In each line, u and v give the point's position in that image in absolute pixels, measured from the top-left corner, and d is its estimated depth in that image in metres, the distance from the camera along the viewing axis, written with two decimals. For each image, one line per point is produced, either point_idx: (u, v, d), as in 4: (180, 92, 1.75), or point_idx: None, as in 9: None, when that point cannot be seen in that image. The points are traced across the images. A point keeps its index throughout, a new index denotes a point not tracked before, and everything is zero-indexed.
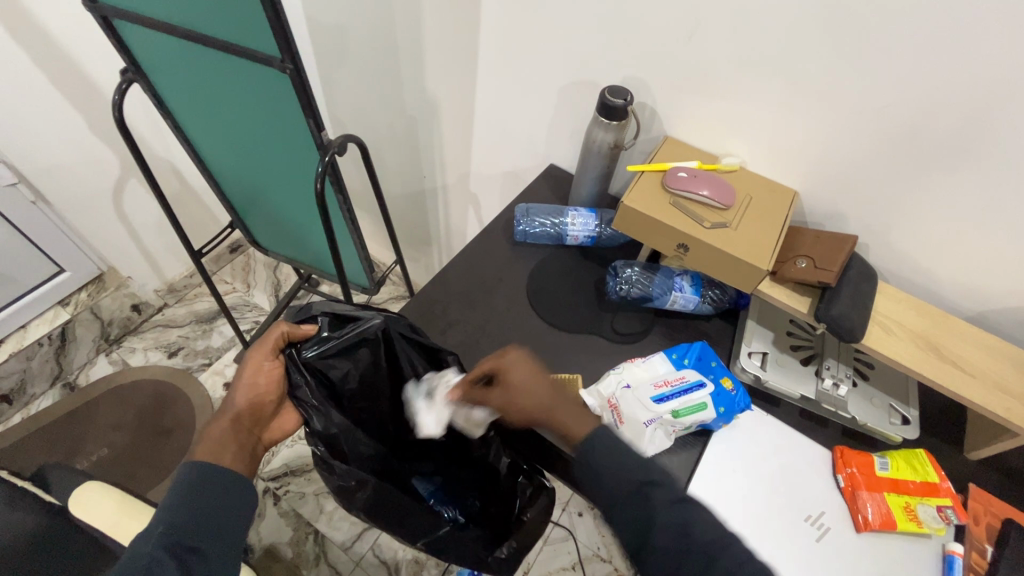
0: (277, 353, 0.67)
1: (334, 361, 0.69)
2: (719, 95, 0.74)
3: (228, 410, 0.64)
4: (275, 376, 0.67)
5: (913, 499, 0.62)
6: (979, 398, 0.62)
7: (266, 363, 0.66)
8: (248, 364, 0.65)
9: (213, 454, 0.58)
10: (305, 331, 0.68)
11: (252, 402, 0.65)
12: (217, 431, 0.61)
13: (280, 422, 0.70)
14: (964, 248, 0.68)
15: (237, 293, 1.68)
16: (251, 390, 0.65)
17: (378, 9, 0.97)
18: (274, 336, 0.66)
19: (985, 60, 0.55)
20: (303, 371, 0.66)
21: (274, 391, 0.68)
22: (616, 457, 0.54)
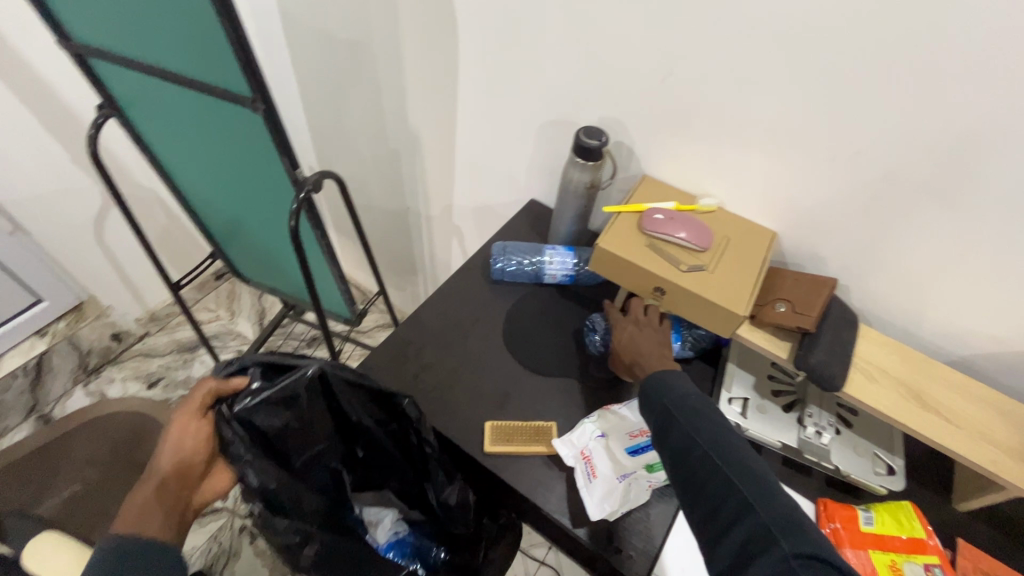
0: (204, 410, 0.65)
1: (270, 415, 0.65)
2: (696, 136, 0.73)
3: (154, 474, 0.63)
4: (204, 434, 0.66)
5: (899, 556, 0.59)
6: (963, 449, 0.61)
7: (192, 423, 0.64)
8: (174, 424, 0.64)
9: (135, 524, 0.57)
10: (235, 386, 0.65)
11: (179, 464, 0.64)
12: (141, 498, 0.60)
13: (212, 482, 0.68)
14: (944, 291, 0.67)
15: (220, 321, 1.65)
16: (177, 452, 0.64)
17: (359, 45, 0.97)
18: (200, 395, 0.64)
19: (957, 106, 0.55)
20: (234, 426, 0.63)
21: (203, 450, 0.66)
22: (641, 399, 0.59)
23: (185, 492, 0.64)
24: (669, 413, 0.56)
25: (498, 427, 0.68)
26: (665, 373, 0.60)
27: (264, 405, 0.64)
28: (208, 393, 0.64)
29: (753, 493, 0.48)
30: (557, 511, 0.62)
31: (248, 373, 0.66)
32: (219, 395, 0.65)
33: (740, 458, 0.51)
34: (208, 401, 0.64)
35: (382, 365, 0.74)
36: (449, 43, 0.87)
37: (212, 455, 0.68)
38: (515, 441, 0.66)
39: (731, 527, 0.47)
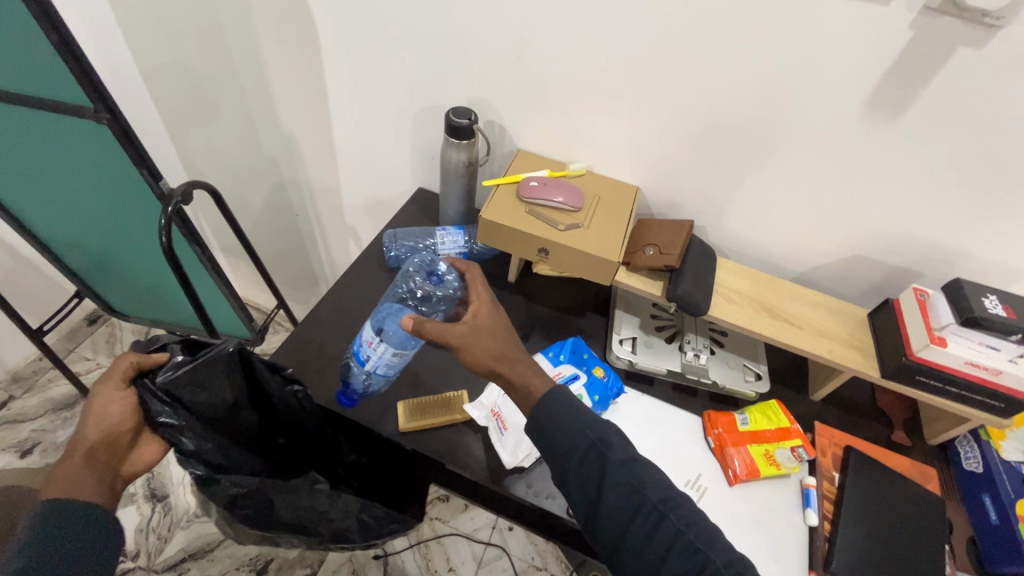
0: (129, 380, 0.60)
1: (191, 390, 0.61)
2: (557, 107, 0.80)
3: (78, 447, 0.57)
4: (131, 404, 0.60)
5: (771, 445, 0.69)
6: (807, 345, 0.72)
7: (116, 393, 0.59)
8: (95, 395, 0.58)
9: (70, 489, 0.54)
10: (156, 359, 0.60)
11: (107, 432, 0.59)
12: (66, 469, 0.56)
13: (142, 452, 0.62)
14: (776, 218, 0.79)
15: (102, 369, 1.49)
16: (103, 423, 0.58)
17: (215, 49, 0.93)
18: (122, 367, 0.59)
19: (756, 58, 0.65)
20: (160, 397, 0.59)
21: (132, 418, 0.61)
22: (558, 427, 0.54)
23: (115, 462, 0.59)
24: (597, 446, 0.52)
25: (410, 404, 0.69)
26: (565, 391, 0.56)
27: (187, 379, 0.60)
28: (131, 366, 0.59)
29: (680, 519, 0.50)
30: (477, 471, 0.65)
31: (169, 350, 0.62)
32: (142, 368, 0.60)
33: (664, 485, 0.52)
34: (130, 374, 0.59)
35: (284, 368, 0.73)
36: (310, 39, 0.87)
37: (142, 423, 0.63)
38: (429, 415, 0.68)
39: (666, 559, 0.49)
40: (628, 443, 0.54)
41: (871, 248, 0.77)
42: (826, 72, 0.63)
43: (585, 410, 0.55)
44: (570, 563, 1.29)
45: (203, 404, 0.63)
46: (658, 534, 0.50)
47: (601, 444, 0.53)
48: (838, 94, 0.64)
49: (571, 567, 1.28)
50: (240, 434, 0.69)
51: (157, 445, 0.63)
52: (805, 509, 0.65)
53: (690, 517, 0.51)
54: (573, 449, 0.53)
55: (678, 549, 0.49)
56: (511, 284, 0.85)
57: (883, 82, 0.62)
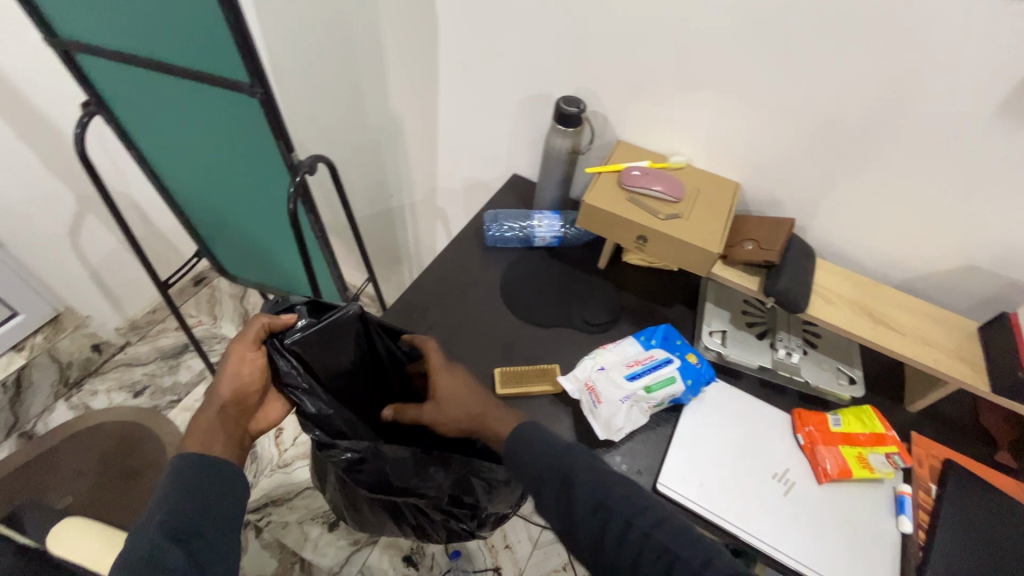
0: (258, 343, 0.67)
1: (313, 351, 0.71)
2: (663, 100, 0.82)
3: (214, 400, 0.64)
4: (260, 365, 0.67)
5: (864, 449, 0.68)
6: (910, 353, 0.71)
7: (249, 353, 0.66)
8: (229, 356, 0.65)
9: (202, 446, 0.61)
10: (285, 321, 0.68)
11: (238, 391, 0.66)
12: (204, 423, 0.63)
13: (267, 411, 0.71)
14: (884, 222, 0.78)
15: (205, 325, 1.65)
16: (236, 381, 0.65)
17: (340, 36, 1.02)
18: (254, 330, 0.66)
19: (882, 58, 0.65)
20: (288, 358, 0.68)
21: (258, 379, 0.67)
22: (531, 457, 0.58)
23: (243, 418, 0.67)
24: (562, 472, 0.56)
25: (506, 372, 0.74)
26: (533, 425, 0.61)
27: (311, 342, 0.70)
28: (262, 329, 0.66)
29: (666, 537, 0.52)
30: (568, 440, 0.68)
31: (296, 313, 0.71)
32: (270, 331, 0.68)
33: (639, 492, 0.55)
34: (260, 336, 0.67)
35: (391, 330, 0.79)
36: (429, 29, 0.93)
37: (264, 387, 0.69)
38: (523, 383, 0.72)
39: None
40: (593, 459, 0.57)
41: (989, 259, 0.74)
42: (961, 72, 0.62)
43: (549, 438, 0.59)
44: None
45: (321, 365, 0.73)
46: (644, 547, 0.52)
47: (567, 466, 0.56)
48: (971, 96, 0.63)
49: None
50: (351, 398, 0.78)
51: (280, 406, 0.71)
52: (899, 517, 0.64)
53: (659, 518, 0.53)
54: (540, 479, 0.57)
55: (649, 554, 0.51)
56: (601, 270, 0.88)
57: (1022, 85, 0.60)
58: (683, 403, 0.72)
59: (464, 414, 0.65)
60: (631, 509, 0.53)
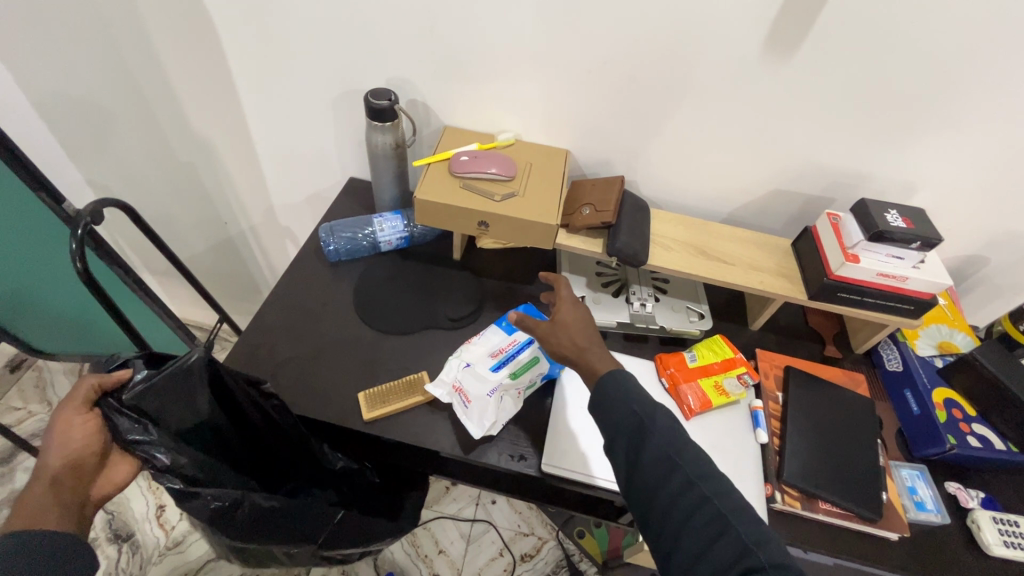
0: (90, 405, 0.58)
1: (163, 403, 0.59)
2: (477, 78, 0.79)
3: (42, 475, 0.56)
4: (95, 429, 0.59)
5: (720, 376, 0.74)
6: (741, 280, 0.77)
7: (78, 419, 0.57)
8: (56, 422, 0.56)
9: (35, 520, 0.52)
10: (119, 377, 0.58)
11: (72, 461, 0.57)
12: (30, 502, 0.54)
13: (110, 474, 0.61)
14: (700, 164, 0.83)
15: (36, 417, 1.39)
16: (66, 451, 0.57)
17: (103, 54, 0.86)
18: (83, 393, 0.56)
19: (660, 11, 0.67)
20: (130, 415, 0.57)
21: (95, 444, 0.59)
22: (608, 408, 0.56)
23: (82, 487, 0.58)
24: (642, 421, 0.54)
25: (372, 393, 0.69)
26: (623, 369, 0.59)
27: (157, 397, 0.58)
28: (92, 388, 0.57)
29: (727, 508, 0.50)
30: (448, 446, 0.66)
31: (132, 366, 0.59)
32: (104, 390, 0.57)
33: (711, 469, 0.52)
34: (92, 397, 0.57)
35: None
36: (207, 33, 0.81)
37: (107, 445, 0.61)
38: (391, 400, 0.68)
39: (714, 543, 0.49)
40: (676, 424, 0.55)
41: (787, 181, 0.82)
42: (726, 17, 0.66)
43: (640, 391, 0.57)
44: (556, 523, 1.33)
45: (172, 417, 0.61)
46: (698, 513, 0.50)
47: (649, 422, 0.54)
48: (740, 38, 0.68)
49: (557, 527, 1.33)
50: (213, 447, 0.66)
51: (127, 465, 0.62)
52: (756, 430, 0.71)
53: (723, 487, 0.51)
54: (618, 430, 0.55)
55: (703, 513, 0.50)
56: (458, 261, 0.86)
57: (777, 22, 0.65)
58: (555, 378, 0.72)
59: (579, 339, 0.62)
60: (701, 471, 0.52)
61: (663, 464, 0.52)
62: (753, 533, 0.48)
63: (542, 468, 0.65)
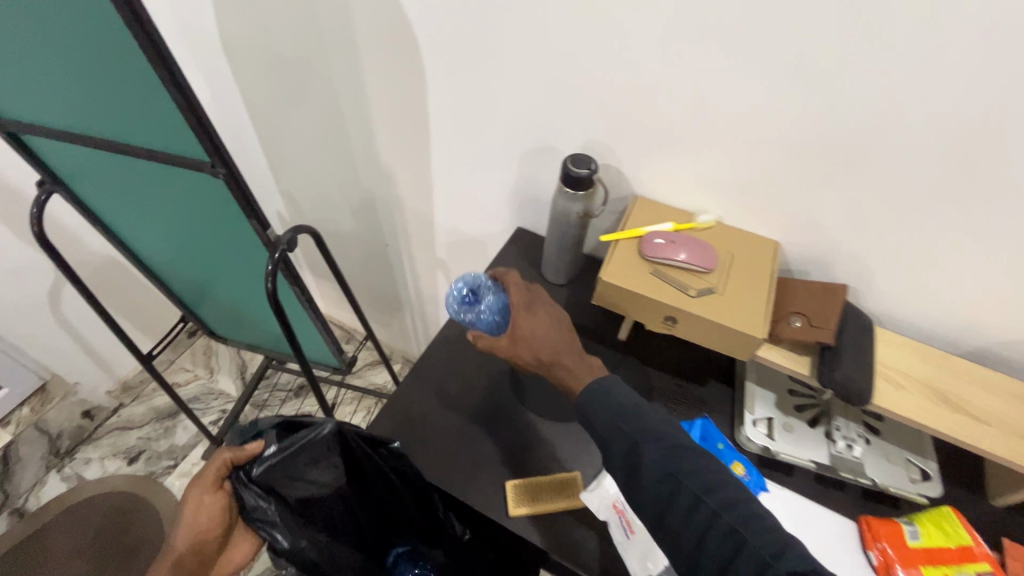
0: (219, 483, 0.57)
1: (286, 476, 0.60)
2: (686, 152, 0.71)
3: (167, 555, 0.55)
4: (218, 509, 0.57)
5: (952, 569, 0.57)
6: (1001, 448, 0.59)
7: (207, 497, 0.57)
8: (187, 501, 0.56)
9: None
10: (250, 452, 0.58)
11: (196, 542, 0.56)
12: None
13: (230, 555, 0.58)
14: (952, 285, 0.66)
15: (200, 381, 1.57)
16: (193, 532, 0.55)
17: (318, 86, 0.92)
18: (214, 470, 0.56)
19: (964, 105, 0.53)
20: (257, 491, 0.57)
21: (217, 525, 0.57)
22: (606, 421, 0.53)
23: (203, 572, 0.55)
24: (636, 441, 0.51)
25: (521, 485, 0.64)
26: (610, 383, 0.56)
27: (282, 468, 0.59)
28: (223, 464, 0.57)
29: (754, 536, 0.46)
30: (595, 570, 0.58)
31: (263, 438, 0.60)
32: (234, 465, 0.58)
33: (717, 481, 0.49)
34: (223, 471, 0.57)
35: (387, 436, 0.68)
36: (416, 77, 0.82)
37: (229, 528, 0.59)
38: (541, 499, 0.62)
39: (729, 555, 0.46)
40: (675, 431, 0.52)
41: None
42: None
43: (631, 400, 0.54)
44: None
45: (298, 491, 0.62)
46: (713, 532, 0.47)
47: (642, 441, 0.51)
48: None
49: None
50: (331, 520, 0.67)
51: (247, 546, 0.59)
52: None
53: (731, 497, 0.48)
54: (614, 454, 0.52)
55: (715, 534, 0.47)
56: (622, 343, 0.78)
57: None
58: None
59: (552, 352, 0.58)
60: (706, 484, 0.49)
61: (688, 505, 0.48)
62: (780, 551, 0.45)
63: None
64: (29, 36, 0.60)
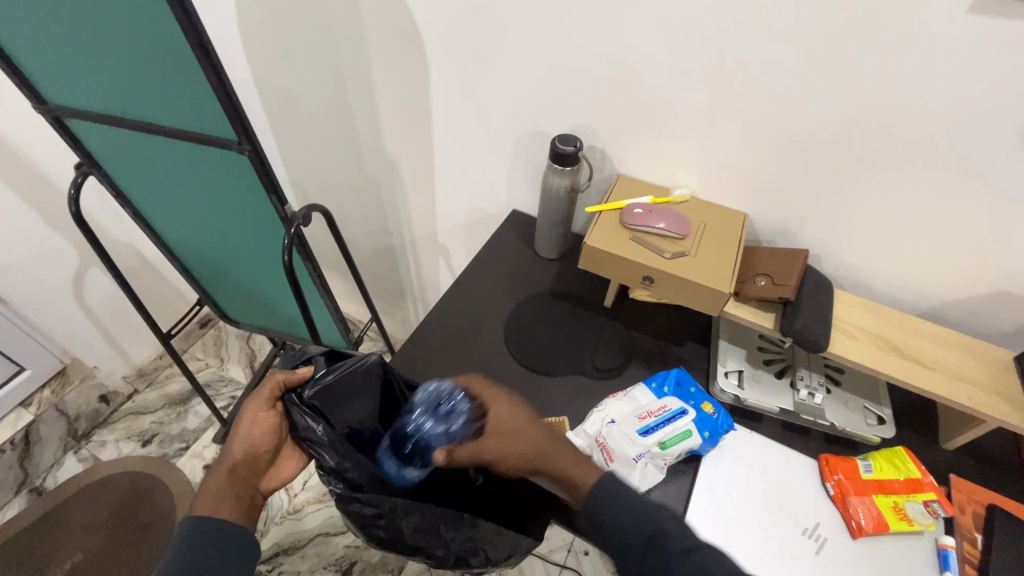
0: (273, 401, 0.66)
1: (331, 404, 0.68)
2: (662, 133, 0.79)
3: (225, 461, 0.63)
4: (270, 425, 0.65)
5: (900, 497, 0.64)
6: (944, 390, 0.66)
7: (261, 413, 0.65)
8: (244, 415, 0.64)
9: (212, 509, 0.59)
10: (301, 376, 0.67)
11: (249, 453, 0.64)
12: (213, 484, 0.61)
13: (280, 469, 0.68)
14: (902, 249, 0.74)
15: (211, 368, 1.64)
16: (248, 443, 0.64)
17: (330, 82, 1.00)
18: (268, 389, 0.65)
19: (896, 83, 0.61)
20: (307, 411, 0.64)
21: (269, 441, 0.66)
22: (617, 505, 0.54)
23: (256, 477, 0.65)
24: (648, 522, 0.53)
25: None
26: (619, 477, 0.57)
27: (329, 392, 0.68)
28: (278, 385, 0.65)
29: None
30: None
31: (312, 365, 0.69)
32: (286, 386, 0.66)
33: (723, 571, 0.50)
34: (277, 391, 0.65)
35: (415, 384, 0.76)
36: (420, 71, 0.91)
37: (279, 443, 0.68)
38: None
39: None
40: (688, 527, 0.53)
41: (1017, 286, 0.69)
42: (983, 94, 0.58)
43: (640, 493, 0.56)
44: None
45: (344, 418, 0.70)
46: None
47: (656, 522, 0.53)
48: (999, 119, 0.58)
49: None
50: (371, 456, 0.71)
51: (293, 464, 0.69)
52: (944, 572, 0.59)
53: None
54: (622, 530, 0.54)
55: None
56: (607, 309, 0.85)
57: None
58: (700, 455, 0.68)
59: (535, 456, 0.61)
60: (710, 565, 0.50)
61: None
62: None
63: None
64: (79, 28, 0.69)
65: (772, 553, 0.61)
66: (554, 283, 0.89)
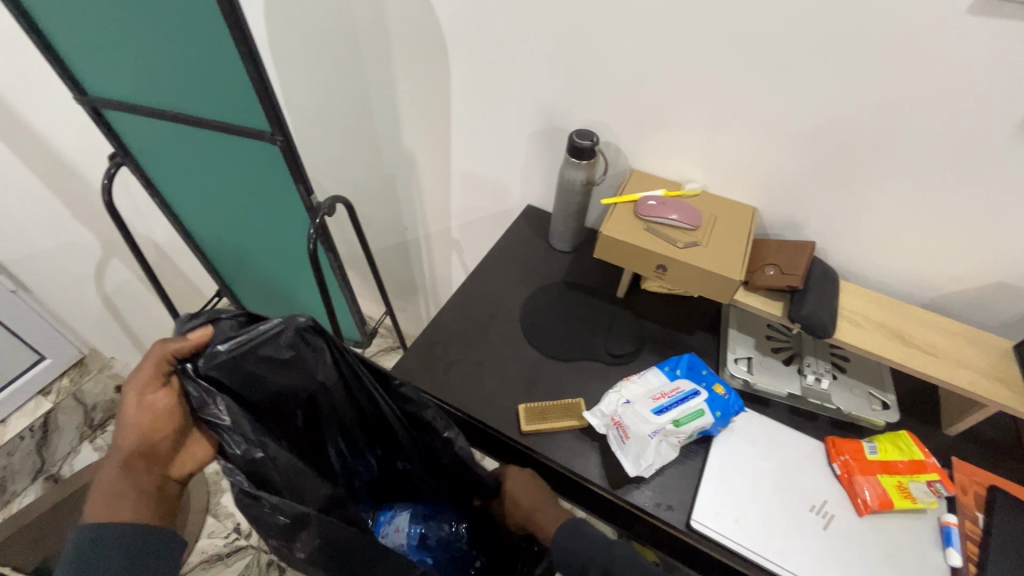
0: (162, 379, 0.62)
1: (237, 377, 0.63)
2: (676, 129, 0.82)
3: (119, 450, 0.62)
4: (165, 408, 0.63)
5: (905, 477, 0.66)
6: (946, 375, 0.69)
7: (152, 396, 0.62)
8: (128, 401, 0.61)
9: (108, 512, 0.57)
10: (190, 344, 0.62)
11: (143, 440, 0.62)
12: (106, 477, 0.60)
13: (193, 449, 0.66)
14: (906, 241, 0.77)
15: None
16: (140, 430, 0.61)
17: (353, 80, 1.04)
18: (152, 364, 0.61)
19: (899, 82, 0.64)
20: (200, 386, 0.61)
21: (167, 424, 0.63)
22: None
23: (159, 464, 0.63)
24: None
25: (531, 408, 0.73)
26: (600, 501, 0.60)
27: (234, 367, 0.62)
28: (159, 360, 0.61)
29: None
30: (595, 476, 0.67)
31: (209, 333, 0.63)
32: (176, 360, 0.62)
33: None
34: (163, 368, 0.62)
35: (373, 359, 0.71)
36: (441, 69, 0.95)
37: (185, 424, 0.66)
38: (548, 418, 0.71)
39: None
40: None
41: (1017, 276, 0.72)
42: (982, 91, 0.61)
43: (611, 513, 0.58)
44: None
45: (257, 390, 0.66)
46: None
47: None
48: (997, 116, 0.62)
49: None
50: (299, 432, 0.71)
51: (206, 443, 0.66)
52: (947, 549, 0.62)
53: None
54: None
55: None
56: (620, 299, 0.88)
57: None
58: (712, 436, 0.70)
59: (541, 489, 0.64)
60: None
61: None
62: None
63: (689, 523, 0.63)
64: (122, 23, 0.73)
65: (781, 527, 0.63)
66: (567, 273, 0.92)
